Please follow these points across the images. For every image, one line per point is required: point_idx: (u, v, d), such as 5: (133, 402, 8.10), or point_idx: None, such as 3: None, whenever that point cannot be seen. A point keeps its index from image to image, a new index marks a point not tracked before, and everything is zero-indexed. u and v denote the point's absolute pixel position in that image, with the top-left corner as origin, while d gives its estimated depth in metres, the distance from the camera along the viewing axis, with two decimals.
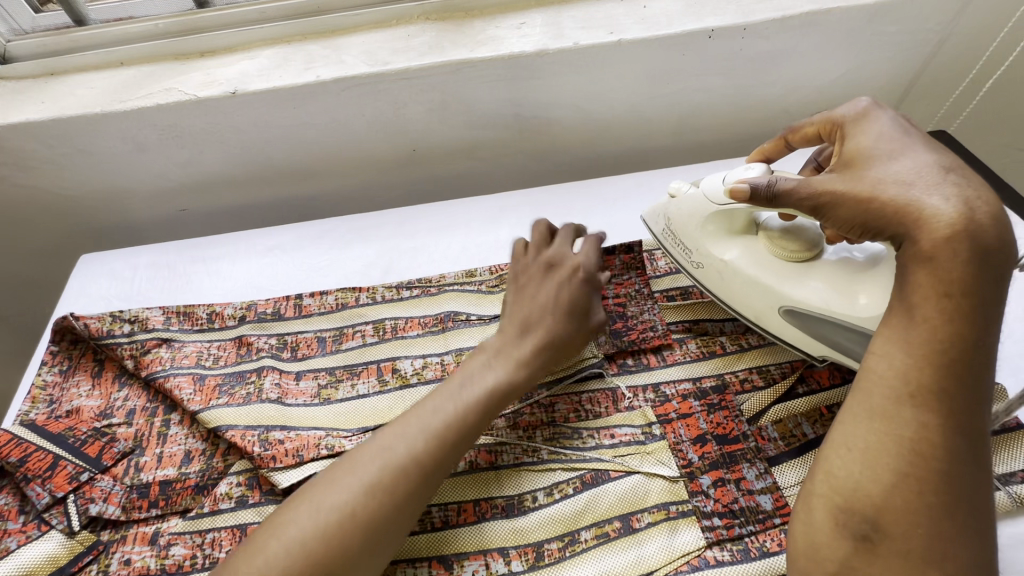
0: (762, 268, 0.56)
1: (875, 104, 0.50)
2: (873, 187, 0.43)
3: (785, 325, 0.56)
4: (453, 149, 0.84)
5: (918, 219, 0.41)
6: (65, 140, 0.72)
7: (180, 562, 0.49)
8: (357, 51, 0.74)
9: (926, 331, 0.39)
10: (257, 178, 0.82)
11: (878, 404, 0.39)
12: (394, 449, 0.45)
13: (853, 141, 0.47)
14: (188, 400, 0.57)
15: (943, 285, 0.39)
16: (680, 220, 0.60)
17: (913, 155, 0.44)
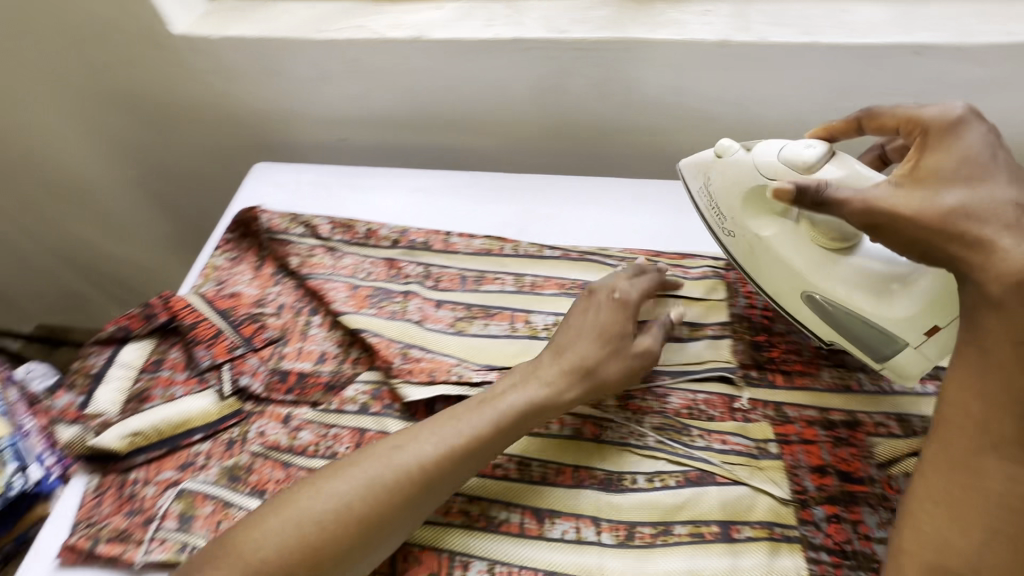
0: (797, 251, 0.54)
1: (971, 113, 0.46)
2: (943, 216, 0.41)
3: (804, 308, 0.55)
4: (603, 128, 0.83)
5: (989, 260, 0.40)
6: (265, 58, 0.80)
7: (305, 446, 0.55)
8: (536, 16, 0.75)
9: (1004, 387, 0.39)
10: (413, 123, 0.86)
11: (960, 456, 0.40)
12: (389, 469, 0.47)
13: (938, 155, 0.44)
14: (342, 302, 0.64)
15: (1015, 332, 0.39)
16: (722, 185, 0.56)
17: (1002, 189, 0.42)
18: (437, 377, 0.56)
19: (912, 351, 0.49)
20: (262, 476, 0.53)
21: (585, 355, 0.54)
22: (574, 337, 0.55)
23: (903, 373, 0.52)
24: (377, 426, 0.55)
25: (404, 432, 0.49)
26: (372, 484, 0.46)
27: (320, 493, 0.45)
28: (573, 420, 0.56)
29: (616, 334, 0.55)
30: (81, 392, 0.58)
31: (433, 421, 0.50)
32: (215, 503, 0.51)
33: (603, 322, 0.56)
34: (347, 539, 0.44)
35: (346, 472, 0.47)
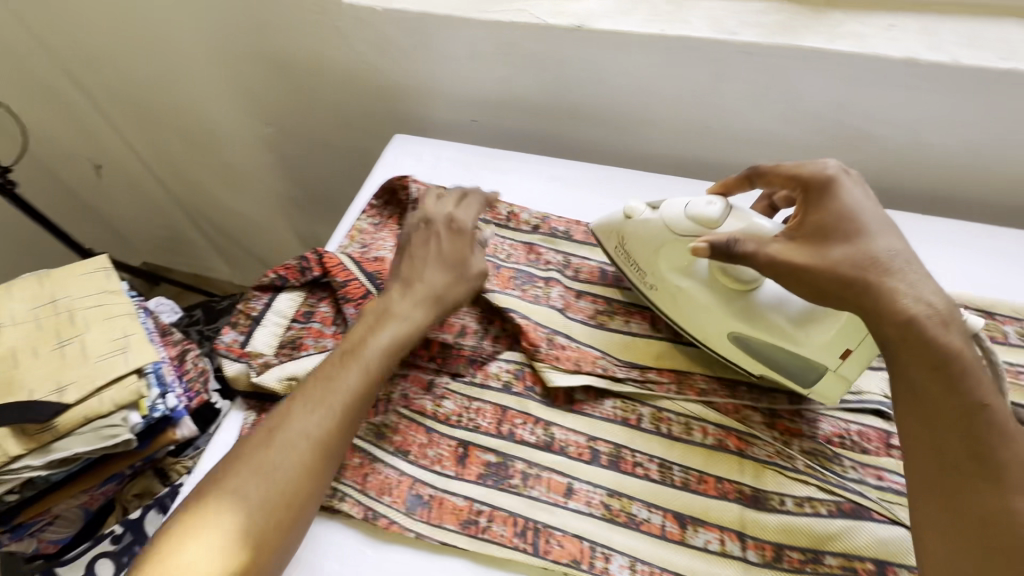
0: (713, 298, 0.56)
1: (841, 170, 0.53)
2: (835, 265, 0.47)
3: (731, 350, 0.56)
4: (748, 137, 0.80)
5: (886, 305, 0.45)
6: (419, 33, 0.81)
7: (448, 415, 0.56)
8: (702, 15, 0.73)
9: (930, 403, 0.43)
10: (550, 111, 0.86)
11: (929, 480, 0.43)
12: (280, 452, 0.48)
13: (825, 210, 0.50)
14: (487, 280, 0.65)
15: (931, 359, 0.43)
16: (636, 243, 0.59)
17: (893, 241, 0.48)
18: (584, 367, 0.57)
19: (832, 373, 0.52)
20: (406, 438, 0.55)
21: (435, 284, 0.58)
22: (418, 265, 0.59)
23: (826, 394, 0.53)
24: (519, 406, 0.56)
25: (299, 392, 0.51)
26: (303, 446, 0.48)
27: (258, 467, 0.47)
28: (717, 430, 0.55)
29: (464, 265, 0.60)
30: (242, 331, 0.62)
31: (314, 379, 0.52)
32: (363, 456, 0.54)
33: (450, 252, 0.60)
34: (298, 491, 0.47)
35: (277, 445, 0.48)
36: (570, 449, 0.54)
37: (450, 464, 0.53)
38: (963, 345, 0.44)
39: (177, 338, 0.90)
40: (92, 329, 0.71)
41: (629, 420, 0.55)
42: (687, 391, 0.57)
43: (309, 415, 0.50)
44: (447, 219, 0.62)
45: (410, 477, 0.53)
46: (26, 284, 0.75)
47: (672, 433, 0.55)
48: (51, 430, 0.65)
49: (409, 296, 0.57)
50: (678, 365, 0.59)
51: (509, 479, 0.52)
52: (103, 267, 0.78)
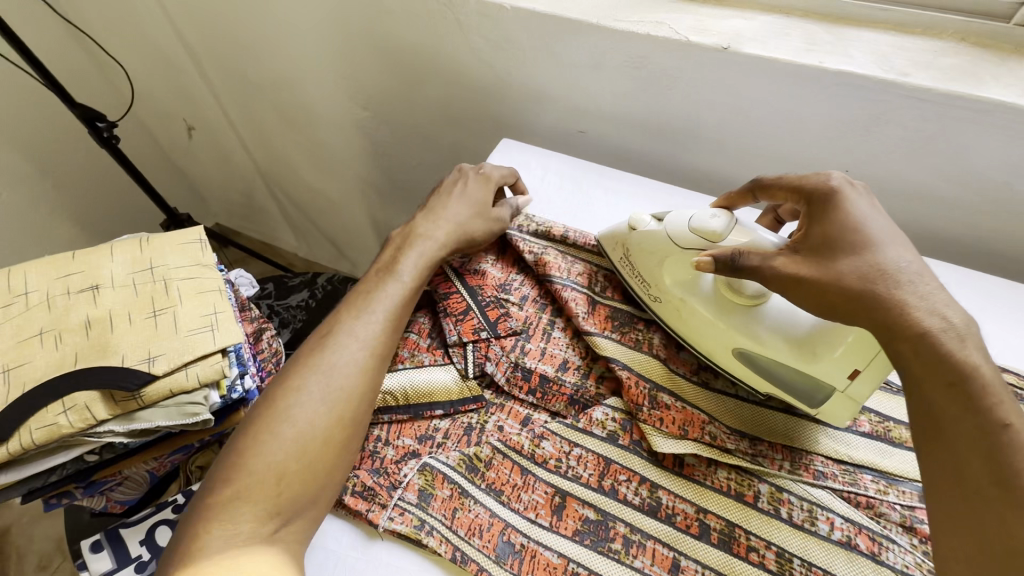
0: (717, 311, 0.55)
1: (848, 183, 0.51)
2: (840, 278, 0.46)
3: (737, 366, 0.55)
4: (891, 188, 0.73)
5: (894, 318, 0.43)
6: (545, 37, 0.76)
7: (546, 457, 0.52)
8: (866, 50, 0.66)
9: (949, 425, 0.41)
10: (669, 133, 0.80)
11: (952, 505, 0.40)
12: (335, 370, 0.52)
13: (833, 222, 0.49)
14: (583, 316, 0.60)
15: (944, 375, 0.41)
16: (640, 257, 0.59)
17: (902, 255, 0.46)
18: (689, 433, 0.53)
19: (839, 395, 0.50)
20: (499, 475, 0.51)
21: (459, 216, 0.64)
22: (444, 201, 0.66)
23: (833, 414, 0.52)
24: (622, 460, 0.52)
25: (344, 305, 0.57)
26: (355, 346, 0.53)
27: (315, 365, 0.52)
28: (844, 524, 0.48)
29: (489, 204, 0.66)
30: None
31: (356, 293, 0.58)
32: (453, 488, 0.51)
33: (475, 192, 0.66)
34: (360, 379, 0.52)
35: (332, 345, 0.53)
36: (677, 518, 0.49)
37: (545, 513, 0.50)
38: (987, 365, 0.41)
39: (253, 314, 0.88)
40: (184, 302, 0.71)
41: (745, 496, 0.50)
42: (802, 472, 0.52)
43: (356, 320, 0.55)
44: (476, 167, 0.69)
45: (502, 521, 0.49)
46: (127, 247, 0.75)
47: (793, 519, 0.49)
48: (137, 399, 0.64)
49: (433, 224, 0.63)
50: (795, 441, 0.53)
51: (609, 542, 0.48)
52: (199, 239, 0.78)
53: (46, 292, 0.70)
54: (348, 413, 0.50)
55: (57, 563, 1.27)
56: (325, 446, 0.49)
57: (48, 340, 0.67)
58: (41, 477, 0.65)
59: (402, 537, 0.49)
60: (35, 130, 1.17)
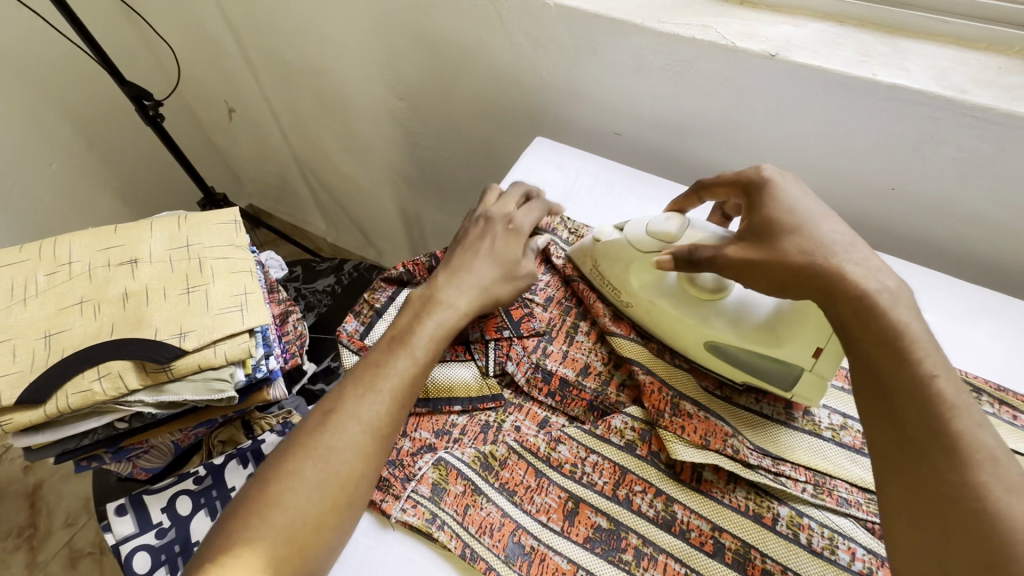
0: (685, 308, 0.57)
1: (777, 171, 0.53)
2: (785, 255, 0.46)
3: (711, 359, 0.56)
4: (939, 210, 0.69)
5: (835, 286, 0.43)
6: (586, 36, 0.75)
7: (562, 461, 0.52)
8: (924, 63, 0.63)
9: (885, 378, 0.39)
10: (707, 139, 0.78)
11: (889, 462, 0.38)
12: (330, 462, 0.46)
13: (771, 206, 0.49)
14: (609, 320, 0.60)
15: (882, 336, 0.40)
16: (605, 263, 0.61)
17: (836, 228, 0.47)
18: (710, 443, 0.51)
19: (807, 374, 0.52)
20: (513, 476, 0.51)
21: (486, 276, 0.58)
22: (470, 256, 0.60)
23: (806, 394, 0.53)
24: (639, 471, 0.51)
25: (351, 377, 0.51)
26: (356, 429, 0.48)
27: (313, 446, 0.47)
28: (866, 556, 0.47)
29: (515, 262, 0.60)
30: (364, 322, 0.62)
31: (364, 364, 0.52)
32: (466, 484, 0.51)
33: (504, 249, 0.61)
34: (359, 465, 0.47)
35: (332, 425, 0.48)
36: (692, 535, 0.48)
37: (557, 518, 0.49)
38: (918, 325, 0.40)
39: (281, 297, 0.90)
40: (216, 281, 0.73)
41: (763, 518, 0.49)
42: (825, 498, 0.50)
43: (360, 399, 0.49)
44: (502, 215, 0.63)
45: (513, 521, 0.49)
46: (166, 223, 0.77)
47: (813, 546, 0.47)
48: (167, 372, 0.66)
49: (455, 282, 0.57)
50: (819, 466, 0.51)
51: (620, 553, 0.47)
52: (234, 220, 0.79)
53: (88, 262, 0.72)
54: (343, 497, 0.46)
55: (83, 522, 1.32)
56: (314, 539, 0.45)
57: (88, 309, 0.69)
58: (74, 439, 0.68)
59: (413, 529, 0.50)
60: (86, 104, 1.22)
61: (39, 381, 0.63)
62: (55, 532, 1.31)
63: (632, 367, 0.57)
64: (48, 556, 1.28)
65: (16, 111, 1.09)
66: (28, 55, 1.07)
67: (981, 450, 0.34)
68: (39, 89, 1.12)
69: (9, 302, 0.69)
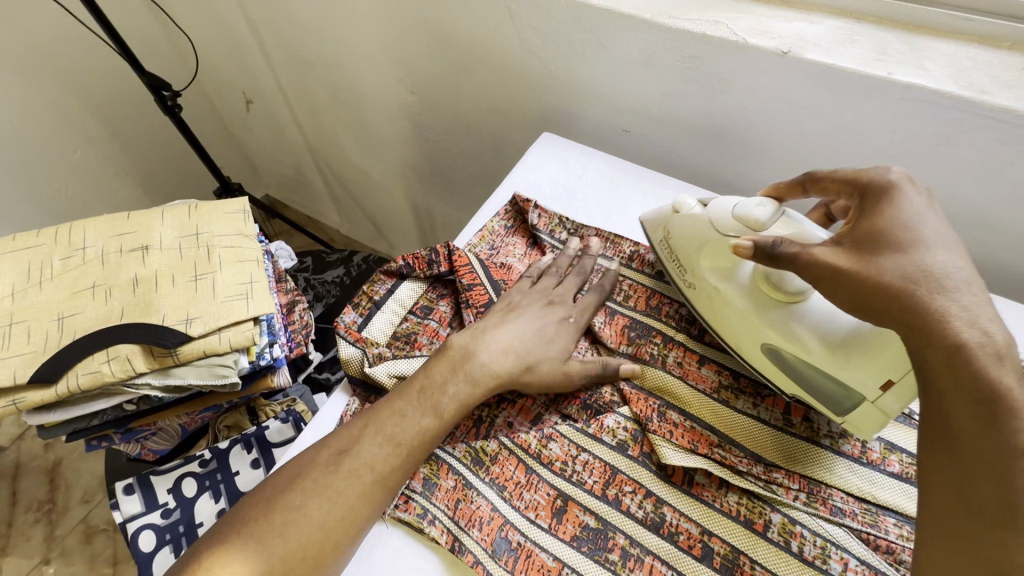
0: (747, 302, 0.53)
1: (906, 177, 0.47)
2: (881, 274, 0.41)
3: (761, 359, 0.54)
4: (956, 215, 0.67)
5: (931, 321, 0.39)
6: (596, 31, 0.74)
7: (552, 458, 0.52)
8: (943, 62, 0.61)
9: (968, 442, 0.36)
10: (718, 139, 0.77)
11: (949, 522, 0.37)
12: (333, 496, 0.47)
13: (882, 217, 0.45)
14: (601, 327, 0.61)
15: (976, 392, 0.36)
16: (680, 241, 0.58)
17: (952, 258, 0.41)
18: (699, 449, 0.51)
19: (868, 405, 0.47)
20: (503, 471, 0.51)
21: (527, 342, 0.56)
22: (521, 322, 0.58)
23: (861, 425, 0.49)
24: (630, 471, 0.51)
25: (373, 419, 0.51)
26: (367, 477, 0.48)
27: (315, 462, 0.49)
28: (859, 567, 0.46)
29: (557, 332, 0.59)
30: (362, 313, 0.63)
31: (382, 404, 0.52)
32: (457, 479, 0.51)
33: (545, 320, 0.59)
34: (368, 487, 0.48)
35: (345, 456, 0.49)
36: (680, 538, 0.48)
37: (545, 515, 0.49)
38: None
39: (288, 286, 0.92)
40: (223, 269, 0.74)
41: (754, 524, 0.48)
42: (818, 506, 0.49)
43: (375, 444, 0.49)
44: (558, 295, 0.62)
45: (501, 516, 0.49)
46: (176, 212, 0.79)
47: (804, 554, 0.46)
48: (174, 356, 0.67)
49: (495, 345, 0.55)
50: (812, 473, 0.50)
51: (607, 553, 0.47)
52: (243, 209, 0.81)
53: (101, 247, 0.74)
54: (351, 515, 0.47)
55: (99, 499, 1.37)
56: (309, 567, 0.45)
57: (99, 293, 0.71)
58: (84, 419, 0.70)
59: (404, 522, 0.50)
60: (108, 93, 1.25)
61: (50, 361, 0.65)
62: (72, 507, 1.36)
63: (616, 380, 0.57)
64: (65, 530, 1.33)
65: (40, 99, 1.13)
66: (52, 44, 1.10)
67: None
68: (62, 77, 1.15)
69: (26, 285, 0.71)
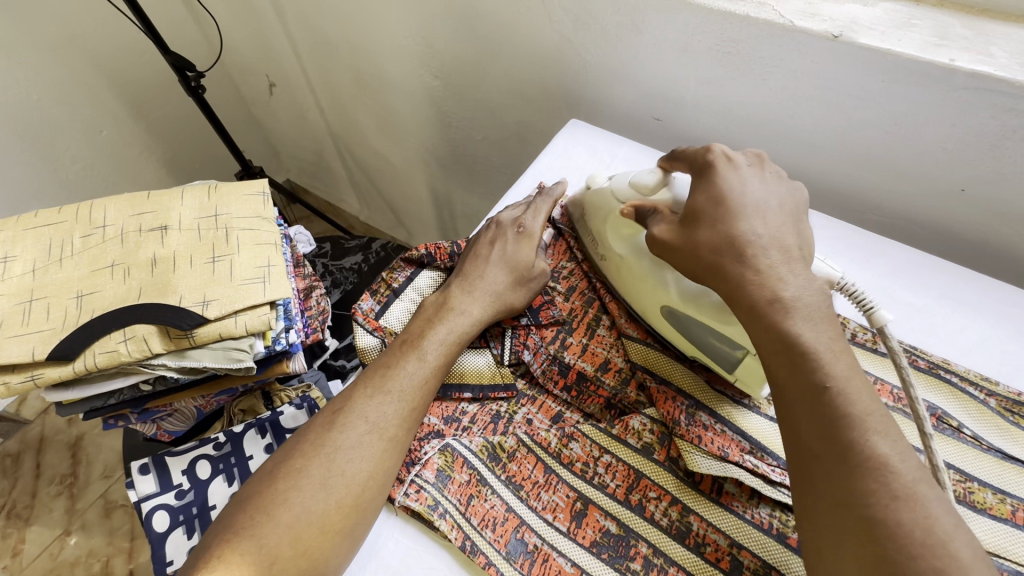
0: (648, 270, 0.55)
1: (724, 155, 0.51)
2: (696, 249, 0.48)
3: (665, 325, 0.55)
4: (1017, 215, 0.62)
5: (734, 289, 0.45)
6: (631, 13, 0.71)
7: (573, 459, 0.50)
8: (1012, 48, 0.56)
9: (788, 386, 0.41)
10: (755, 129, 0.73)
11: (795, 469, 0.40)
12: (334, 477, 0.45)
13: (699, 196, 0.50)
14: (626, 321, 0.58)
15: (780, 341, 0.42)
16: (592, 211, 0.62)
17: (762, 224, 0.47)
18: (730, 455, 0.47)
19: (750, 358, 0.49)
20: (521, 470, 0.49)
21: (496, 283, 0.57)
22: (483, 264, 0.58)
23: (748, 381, 0.50)
24: (656, 477, 0.48)
25: (363, 379, 0.51)
26: (370, 463, 0.46)
27: (321, 445, 0.47)
28: None
29: (528, 266, 0.59)
30: (380, 301, 0.60)
31: (374, 366, 0.52)
32: (471, 474, 0.49)
33: (516, 253, 0.59)
34: (368, 470, 0.46)
35: (341, 438, 0.47)
36: (707, 549, 0.45)
37: (564, 518, 0.47)
38: (815, 336, 0.41)
39: (306, 272, 0.91)
40: (241, 251, 0.73)
41: (788, 539, 0.45)
42: None
43: (369, 399, 0.49)
44: (513, 224, 0.62)
45: (517, 517, 0.47)
46: (196, 192, 0.78)
47: None
48: (189, 339, 0.67)
49: (463, 287, 0.57)
50: None
51: (628, 561, 0.45)
52: (262, 191, 0.79)
53: (121, 226, 0.74)
54: (351, 502, 0.45)
55: (118, 475, 1.39)
56: (312, 560, 0.43)
57: (118, 272, 0.71)
58: (101, 398, 0.70)
59: (415, 516, 0.48)
60: (134, 74, 1.25)
61: (68, 340, 0.65)
62: (93, 482, 1.39)
63: (643, 379, 0.54)
64: (86, 504, 1.36)
65: (66, 79, 1.13)
66: (81, 22, 1.11)
67: (871, 457, 0.36)
68: (89, 55, 1.15)
69: (46, 262, 0.71)
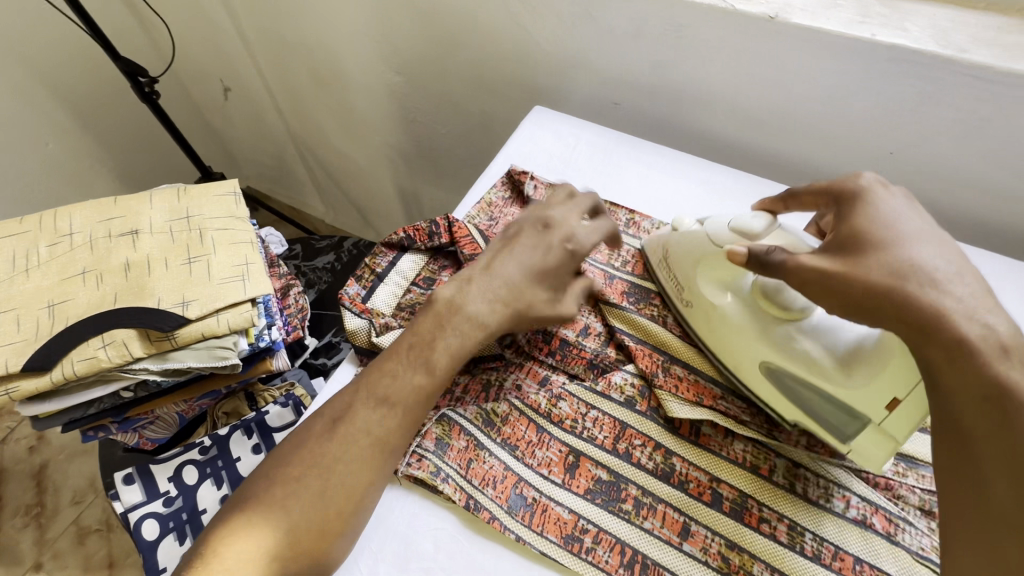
0: (750, 323, 0.51)
1: (878, 183, 0.48)
2: (864, 272, 0.42)
3: (762, 381, 0.51)
4: (937, 173, 0.70)
5: (912, 312, 0.40)
6: (585, 2, 0.75)
7: (563, 417, 0.53)
8: (924, 24, 0.63)
9: (953, 385, 0.39)
10: (706, 108, 0.78)
11: (952, 462, 0.40)
12: (337, 451, 0.47)
13: (860, 221, 0.46)
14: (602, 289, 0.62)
15: (957, 356, 0.39)
16: (679, 254, 0.57)
17: (935, 253, 0.43)
18: (703, 401, 0.53)
19: (873, 427, 0.46)
20: (515, 431, 0.52)
21: (516, 279, 0.53)
22: (510, 262, 0.54)
23: (866, 452, 0.48)
24: (638, 425, 0.52)
25: (378, 382, 0.50)
26: (366, 444, 0.47)
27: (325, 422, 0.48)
28: (860, 503, 0.48)
29: (556, 264, 0.55)
30: (366, 286, 0.63)
31: (382, 363, 0.51)
32: (468, 440, 0.52)
33: (544, 251, 0.55)
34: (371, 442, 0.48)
35: (343, 415, 0.49)
36: (690, 485, 0.49)
37: (558, 471, 0.50)
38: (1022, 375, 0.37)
39: (282, 271, 0.91)
40: (217, 252, 0.73)
41: (760, 469, 0.50)
42: (819, 449, 0.51)
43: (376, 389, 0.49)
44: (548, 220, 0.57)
45: (515, 474, 0.50)
46: (165, 196, 0.77)
47: (809, 495, 0.49)
48: (171, 340, 0.66)
49: (484, 286, 0.52)
50: None
51: (620, 503, 0.48)
52: (234, 191, 0.79)
53: (89, 233, 0.73)
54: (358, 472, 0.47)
55: (90, 500, 1.34)
56: (324, 530, 0.45)
57: (90, 279, 0.70)
58: (81, 408, 0.68)
59: (418, 482, 0.50)
60: (82, 82, 1.21)
61: (44, 349, 0.64)
62: (62, 509, 1.33)
63: (621, 340, 0.58)
64: (56, 533, 1.30)
65: (10, 91, 1.09)
66: (22, 31, 1.07)
67: None
68: (33, 65, 1.11)
69: (12, 273, 0.69)
